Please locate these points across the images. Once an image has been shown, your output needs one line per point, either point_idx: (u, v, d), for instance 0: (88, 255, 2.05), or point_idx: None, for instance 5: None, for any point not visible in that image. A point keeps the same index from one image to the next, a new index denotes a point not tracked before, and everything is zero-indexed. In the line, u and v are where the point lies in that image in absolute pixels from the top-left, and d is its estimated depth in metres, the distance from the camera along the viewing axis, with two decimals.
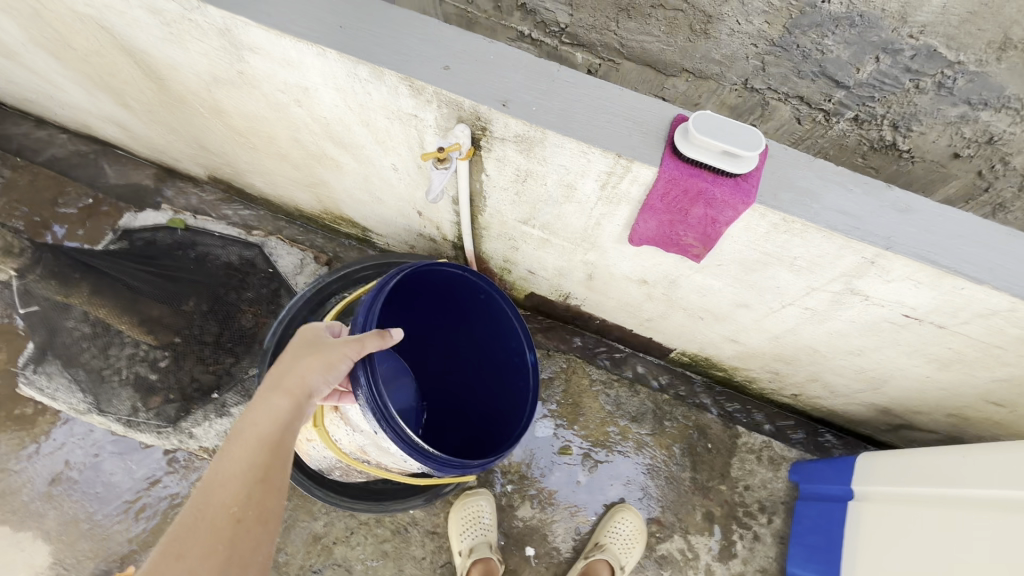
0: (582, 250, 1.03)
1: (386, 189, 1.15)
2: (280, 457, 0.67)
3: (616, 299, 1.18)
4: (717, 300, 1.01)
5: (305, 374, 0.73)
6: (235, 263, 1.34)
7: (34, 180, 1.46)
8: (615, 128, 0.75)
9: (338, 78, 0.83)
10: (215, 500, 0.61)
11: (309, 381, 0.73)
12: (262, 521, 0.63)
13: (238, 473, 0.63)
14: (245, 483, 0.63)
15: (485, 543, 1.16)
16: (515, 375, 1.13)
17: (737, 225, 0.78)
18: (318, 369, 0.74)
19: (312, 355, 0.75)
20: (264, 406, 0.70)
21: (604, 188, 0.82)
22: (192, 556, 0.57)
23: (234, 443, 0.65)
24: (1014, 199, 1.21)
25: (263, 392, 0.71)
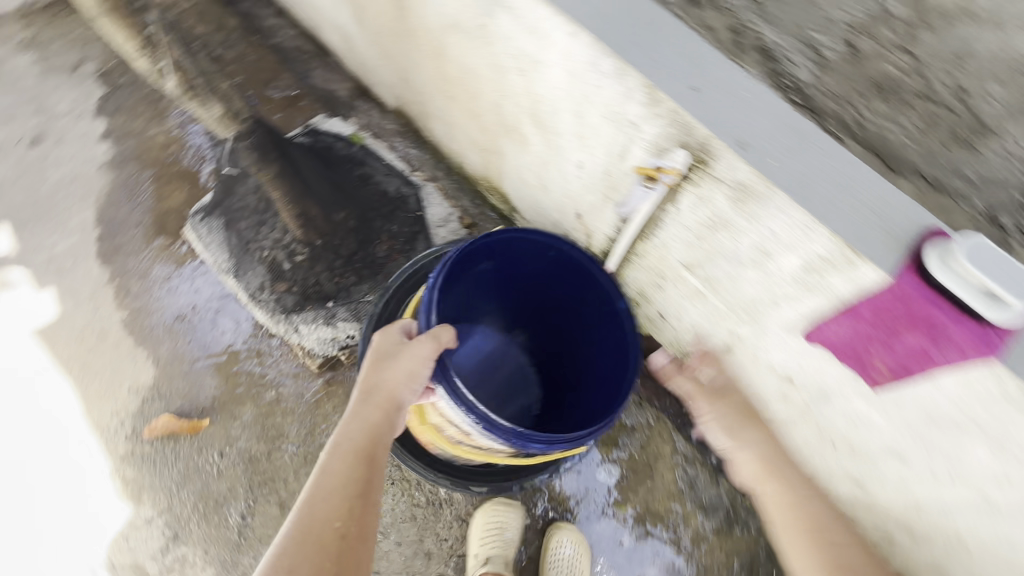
0: (738, 320, 0.95)
1: (557, 181, 1.12)
2: (375, 468, 0.73)
3: (742, 381, 1.07)
4: (867, 436, 0.87)
5: (394, 385, 0.77)
6: (391, 195, 1.39)
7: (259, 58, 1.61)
8: (856, 222, 0.63)
9: (576, 63, 0.81)
10: (320, 511, 0.67)
11: (398, 393, 0.77)
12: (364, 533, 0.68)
13: (337, 486, 0.70)
14: (345, 496, 0.69)
15: (501, 557, 1.12)
16: (612, 348, 1.04)
17: (953, 373, 0.65)
18: (405, 379, 0.77)
19: (395, 364, 0.78)
20: (357, 420, 0.75)
21: (807, 271, 0.73)
22: None
23: (334, 457, 0.72)
24: None
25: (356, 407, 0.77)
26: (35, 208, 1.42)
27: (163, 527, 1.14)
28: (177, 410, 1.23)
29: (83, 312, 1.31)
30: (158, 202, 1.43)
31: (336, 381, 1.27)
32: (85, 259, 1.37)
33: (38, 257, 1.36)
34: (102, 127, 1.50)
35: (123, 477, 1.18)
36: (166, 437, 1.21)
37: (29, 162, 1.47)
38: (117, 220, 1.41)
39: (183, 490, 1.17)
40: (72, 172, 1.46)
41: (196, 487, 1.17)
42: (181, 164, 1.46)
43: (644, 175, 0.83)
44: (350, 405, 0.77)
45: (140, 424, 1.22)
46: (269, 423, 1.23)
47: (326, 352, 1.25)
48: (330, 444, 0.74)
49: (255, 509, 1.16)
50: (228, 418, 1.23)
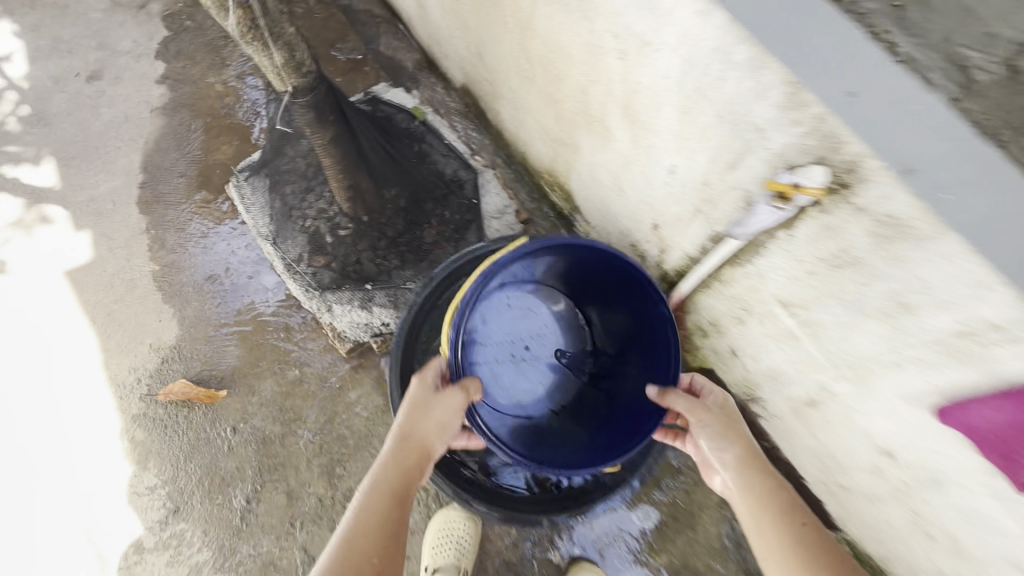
0: (836, 375, 0.80)
1: (637, 186, 1.00)
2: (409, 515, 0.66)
3: (821, 441, 0.93)
4: (982, 539, 0.72)
5: (432, 431, 0.73)
6: (447, 177, 1.27)
7: (327, 17, 1.53)
8: None
9: (698, 49, 0.68)
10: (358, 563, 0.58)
11: (432, 441, 0.73)
12: None
13: (374, 534, 0.61)
14: (383, 546, 0.61)
15: (453, 566, 1.00)
16: (657, 364, 0.91)
17: None
18: (440, 428, 0.74)
19: (433, 409, 0.75)
20: (389, 464, 0.68)
21: (961, 337, 0.58)
22: None
23: (372, 494, 0.65)
24: None
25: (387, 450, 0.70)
26: (84, 145, 1.37)
27: (165, 499, 1.07)
28: (196, 376, 1.16)
29: (117, 260, 1.26)
30: (206, 155, 1.36)
31: (362, 368, 1.18)
32: (126, 205, 1.31)
33: (80, 197, 1.31)
34: (161, 70, 1.44)
35: (132, 438, 1.11)
36: (181, 403, 1.14)
37: (84, 97, 1.42)
38: (163, 169, 1.35)
39: (191, 463, 1.10)
40: (125, 113, 1.41)
41: (204, 461, 1.10)
42: (234, 117, 1.39)
43: (772, 193, 0.67)
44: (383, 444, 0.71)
45: (156, 385, 1.15)
46: (287, 404, 1.15)
47: (357, 337, 1.16)
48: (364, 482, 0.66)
49: (261, 494, 1.08)
50: (247, 392, 1.15)
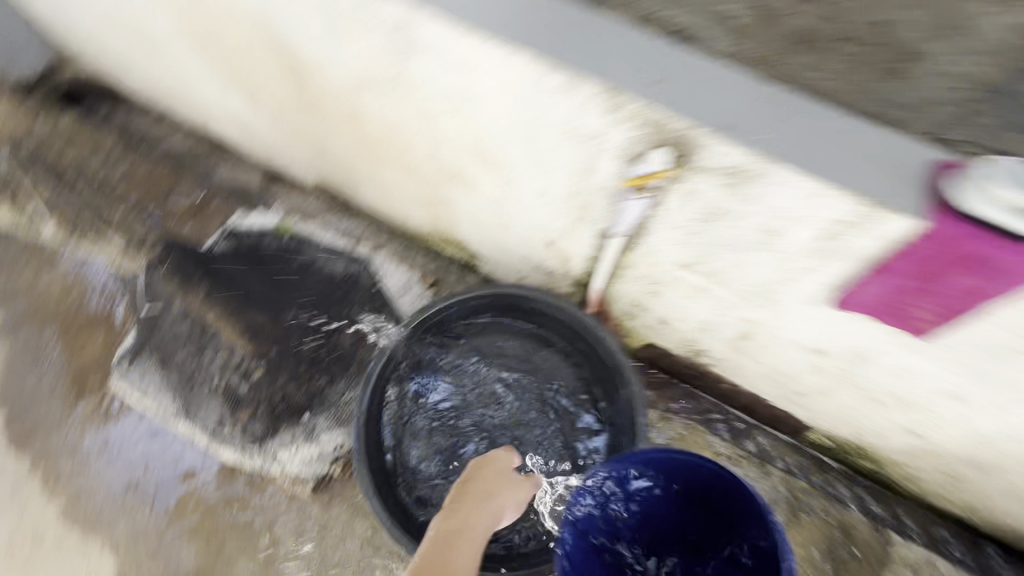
0: (753, 306, 0.89)
1: (519, 216, 1.03)
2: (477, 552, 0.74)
3: (764, 365, 1.04)
4: (914, 385, 0.84)
5: (507, 497, 0.82)
6: (339, 277, 1.23)
7: (134, 169, 1.34)
8: (844, 167, 0.60)
9: (516, 88, 0.73)
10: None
11: (505, 508, 0.81)
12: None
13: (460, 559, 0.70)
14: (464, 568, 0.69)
15: None
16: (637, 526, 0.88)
17: (1008, 305, 0.62)
18: (511, 502, 0.83)
19: (508, 486, 0.84)
20: (472, 506, 0.77)
21: (822, 240, 0.68)
22: None
23: (457, 532, 0.73)
24: None
25: (461, 500, 0.78)
26: None
27: None
28: None
29: (16, 516, 1.12)
30: (71, 362, 1.22)
31: (335, 503, 1.09)
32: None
33: None
34: None
35: None
36: None
37: None
38: (26, 398, 1.19)
39: None
40: None
41: None
42: (87, 311, 1.26)
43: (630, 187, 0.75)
44: (458, 489, 0.80)
45: None
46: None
47: (316, 472, 1.08)
48: (448, 515, 0.75)
49: None
50: None
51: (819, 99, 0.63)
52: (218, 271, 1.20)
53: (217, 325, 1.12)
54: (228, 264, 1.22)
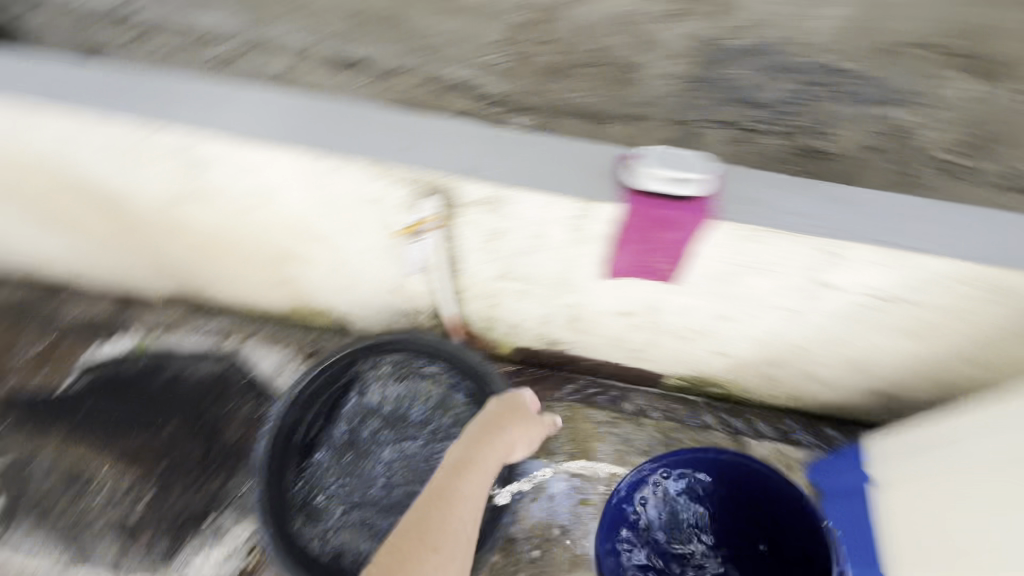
0: (565, 292, 1.06)
1: (358, 275, 1.13)
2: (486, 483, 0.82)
3: (601, 336, 1.21)
4: (699, 317, 1.04)
5: (518, 435, 0.90)
6: (211, 377, 1.26)
7: None
8: (560, 177, 0.80)
9: (303, 175, 0.86)
10: (455, 519, 0.75)
11: (517, 443, 0.90)
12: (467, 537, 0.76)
13: (466, 490, 0.79)
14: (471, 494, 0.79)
15: None
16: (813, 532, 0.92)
17: (704, 245, 0.82)
18: (523, 439, 0.90)
19: (521, 426, 0.91)
20: (483, 443, 0.85)
21: (573, 231, 0.86)
22: (423, 534, 0.73)
23: (466, 467, 0.81)
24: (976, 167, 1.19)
25: (478, 433, 0.86)
26: None
27: None
28: None
29: None
30: None
31: None
32: None
33: None
34: None
35: None
36: None
37: None
38: None
39: None
40: None
41: None
42: None
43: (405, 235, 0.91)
44: (471, 429, 0.88)
45: None
46: None
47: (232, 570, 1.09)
48: (459, 450, 0.84)
49: None
50: None
51: (530, 135, 0.84)
52: (85, 409, 1.22)
53: (100, 462, 1.17)
54: (93, 400, 1.23)
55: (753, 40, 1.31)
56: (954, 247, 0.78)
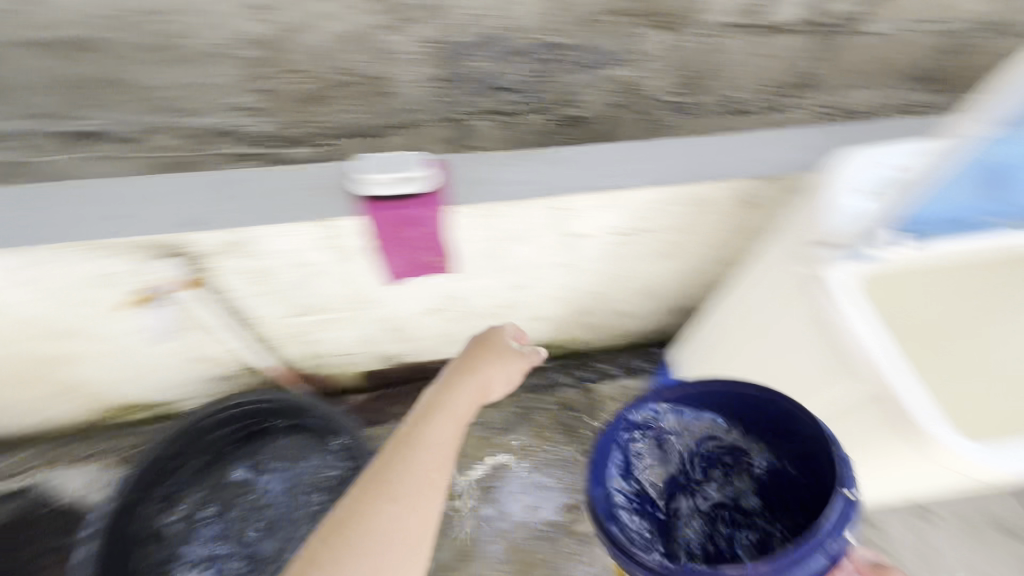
0: (366, 309, 1.07)
1: (146, 356, 1.05)
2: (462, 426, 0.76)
3: (427, 338, 1.24)
4: (496, 293, 1.11)
5: (494, 375, 0.82)
6: (12, 520, 1.11)
7: None
8: (294, 205, 0.80)
9: (14, 275, 0.78)
10: (422, 462, 0.69)
11: (493, 384, 0.82)
12: (436, 479, 0.69)
13: (436, 438, 0.72)
14: (443, 438, 0.73)
15: None
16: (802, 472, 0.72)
17: (455, 230, 0.88)
18: (502, 378, 0.83)
19: (499, 364, 0.83)
20: (454, 387, 0.79)
21: (331, 250, 0.87)
22: (390, 476, 0.67)
23: (437, 412, 0.75)
24: (690, 102, 1.42)
25: (455, 377, 0.80)
26: None
27: None
28: None
29: None
30: None
31: None
32: None
33: None
34: None
35: None
36: None
37: None
38: None
39: None
40: None
41: None
42: None
43: (142, 301, 0.88)
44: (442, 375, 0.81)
45: None
46: None
47: None
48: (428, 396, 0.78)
49: None
50: None
51: (256, 172, 0.81)
52: None
53: None
54: None
55: (474, 36, 1.32)
56: (656, 176, 0.89)
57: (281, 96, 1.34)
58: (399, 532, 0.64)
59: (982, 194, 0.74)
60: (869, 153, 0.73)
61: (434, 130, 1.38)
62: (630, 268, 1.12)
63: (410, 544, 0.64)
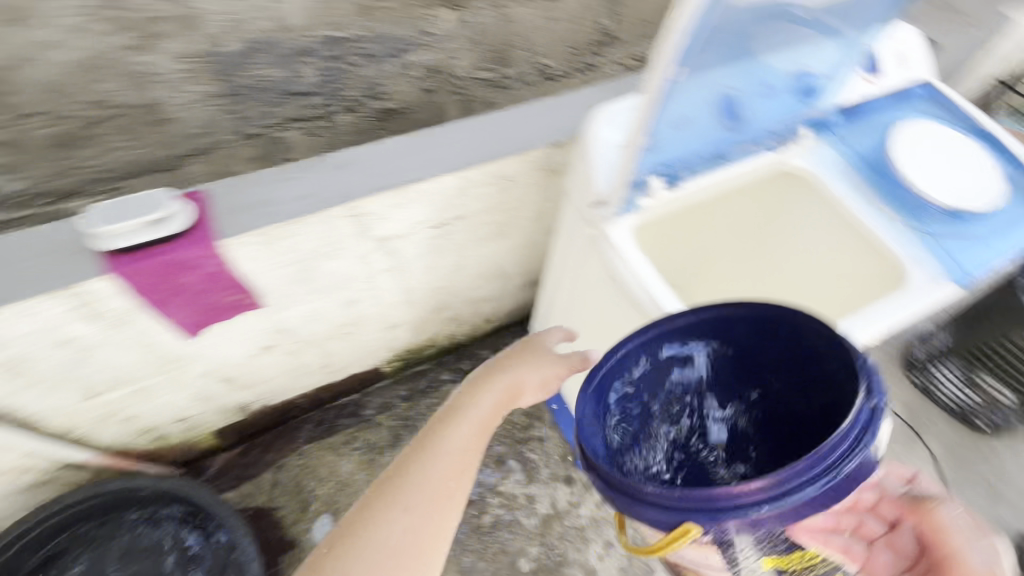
0: (181, 368, 0.96)
1: None
2: (488, 431, 0.71)
3: (274, 377, 1.14)
4: (330, 314, 1.04)
5: (524, 377, 0.74)
6: None
7: None
8: (20, 279, 0.67)
9: None
10: (437, 468, 0.66)
11: (525, 388, 0.74)
12: (455, 487, 0.66)
13: (460, 443, 0.68)
14: (467, 446, 0.68)
15: None
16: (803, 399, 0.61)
17: (240, 263, 0.79)
18: (535, 379, 0.75)
19: (532, 365, 0.76)
20: (484, 391, 0.72)
21: (95, 319, 0.75)
22: (406, 483, 0.65)
23: (459, 416, 0.70)
24: (503, 73, 1.40)
25: (484, 377, 0.73)
26: None
27: None
28: None
29: None
30: None
31: None
32: None
33: None
34: None
35: None
36: None
37: None
38: None
39: None
40: None
41: None
42: None
43: None
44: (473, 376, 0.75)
45: None
46: None
47: None
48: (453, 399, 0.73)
49: None
50: None
51: None
52: None
53: None
54: None
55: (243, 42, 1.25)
56: (446, 164, 0.86)
57: (34, 146, 1.14)
58: (402, 537, 0.63)
59: (730, 124, 0.76)
60: (606, 108, 0.73)
61: (235, 150, 1.24)
62: (465, 255, 1.10)
63: (412, 546, 0.63)
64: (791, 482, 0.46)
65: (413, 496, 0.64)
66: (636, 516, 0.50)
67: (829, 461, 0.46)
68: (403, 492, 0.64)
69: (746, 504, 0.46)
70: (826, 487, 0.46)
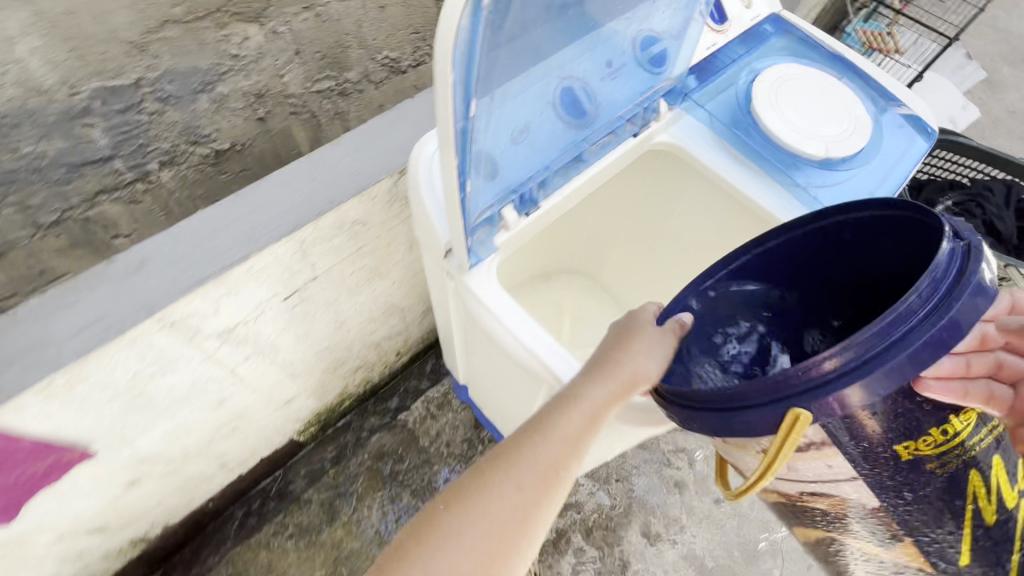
0: (20, 546, 0.78)
1: None
2: (598, 420, 0.55)
3: (161, 501, 0.98)
4: (199, 422, 0.88)
5: (641, 358, 0.58)
6: None
7: None
8: None
9: None
10: (550, 450, 0.53)
11: (644, 372, 0.57)
12: (553, 484, 0.53)
13: (564, 436, 0.54)
14: (569, 438, 0.54)
15: None
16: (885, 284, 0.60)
17: (33, 426, 0.63)
18: (655, 361, 0.58)
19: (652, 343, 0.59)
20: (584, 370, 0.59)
21: None
22: (496, 479, 0.51)
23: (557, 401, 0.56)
24: None
25: (595, 360, 0.59)
26: None
27: None
28: None
29: None
30: None
31: None
32: None
33: None
34: None
35: None
36: None
37: None
38: None
39: None
40: None
41: None
42: None
43: None
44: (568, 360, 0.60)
45: None
46: None
47: None
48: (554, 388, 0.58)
49: None
50: None
51: None
52: None
53: None
54: None
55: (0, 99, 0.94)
56: (270, 231, 0.71)
57: None
58: (512, 514, 0.51)
59: (576, 122, 0.65)
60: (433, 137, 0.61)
61: None
62: (342, 310, 0.96)
63: (521, 529, 0.51)
64: (888, 343, 0.43)
65: (506, 496, 0.51)
66: (737, 426, 0.48)
67: (933, 300, 0.43)
68: (494, 490, 0.51)
69: (823, 373, 0.44)
70: (935, 331, 0.42)
